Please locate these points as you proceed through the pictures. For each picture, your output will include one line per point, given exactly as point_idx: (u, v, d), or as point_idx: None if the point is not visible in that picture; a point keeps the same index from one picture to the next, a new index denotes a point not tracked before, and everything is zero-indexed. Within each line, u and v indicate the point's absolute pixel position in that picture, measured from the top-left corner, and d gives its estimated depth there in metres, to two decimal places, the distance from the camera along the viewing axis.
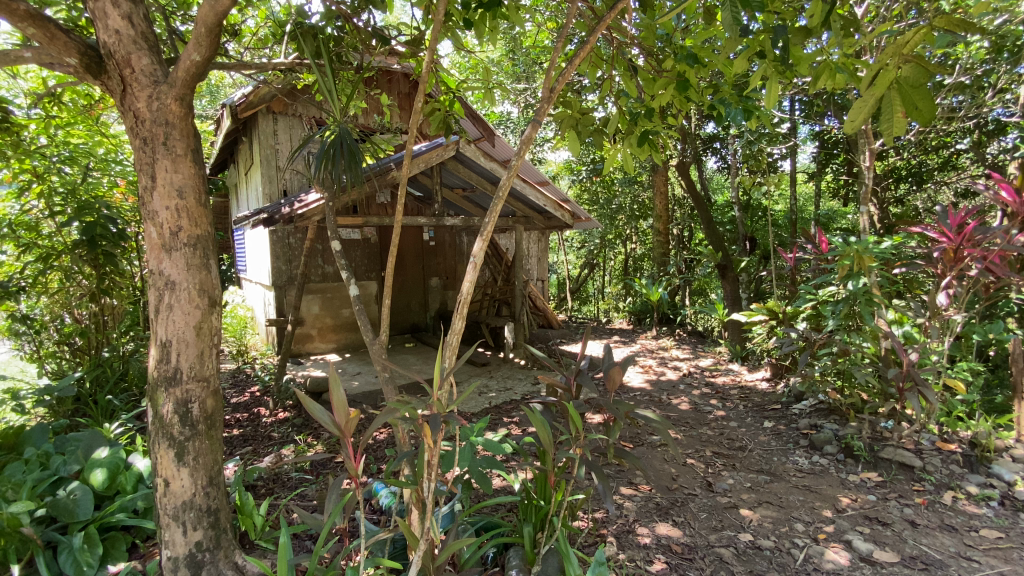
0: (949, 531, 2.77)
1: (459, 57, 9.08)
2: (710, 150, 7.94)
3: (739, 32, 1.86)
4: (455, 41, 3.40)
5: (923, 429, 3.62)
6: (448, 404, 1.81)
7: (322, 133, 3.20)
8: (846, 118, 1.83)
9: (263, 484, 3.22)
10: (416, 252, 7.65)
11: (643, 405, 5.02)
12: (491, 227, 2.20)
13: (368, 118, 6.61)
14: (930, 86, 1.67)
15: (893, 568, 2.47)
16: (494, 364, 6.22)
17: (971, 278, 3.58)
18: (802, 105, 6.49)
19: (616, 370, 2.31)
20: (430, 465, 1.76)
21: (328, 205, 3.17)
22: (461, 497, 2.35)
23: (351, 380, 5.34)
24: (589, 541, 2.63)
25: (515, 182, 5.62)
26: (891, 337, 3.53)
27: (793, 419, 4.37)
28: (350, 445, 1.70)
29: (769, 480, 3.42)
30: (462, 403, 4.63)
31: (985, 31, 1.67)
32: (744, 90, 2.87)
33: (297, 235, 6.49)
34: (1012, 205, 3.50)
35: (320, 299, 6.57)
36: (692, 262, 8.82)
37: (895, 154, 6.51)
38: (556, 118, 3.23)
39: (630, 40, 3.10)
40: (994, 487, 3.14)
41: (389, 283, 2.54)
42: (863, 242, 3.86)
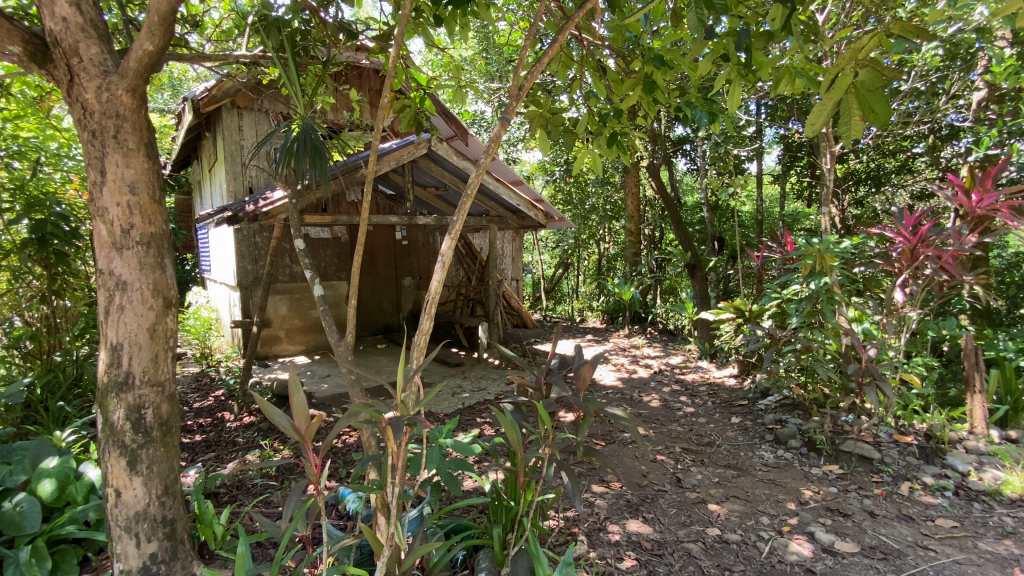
0: (906, 521, 2.87)
1: (431, 55, 8.99)
2: (680, 152, 8.07)
3: (703, 34, 1.89)
4: (426, 37, 3.35)
5: (881, 422, 3.75)
6: (414, 407, 1.76)
7: (286, 127, 3.09)
8: (806, 120, 1.87)
9: (225, 491, 3.11)
10: (388, 251, 7.52)
11: (615, 403, 5.07)
12: (460, 225, 2.15)
13: (337, 115, 6.47)
14: (886, 90, 1.72)
15: (853, 558, 2.55)
16: (468, 364, 6.16)
17: (926, 278, 3.71)
18: (768, 108, 6.65)
19: (586, 369, 2.29)
20: (395, 469, 1.72)
21: (292, 202, 3.06)
22: (431, 499, 2.30)
23: (321, 382, 5.23)
24: (560, 540, 2.63)
25: (487, 181, 5.57)
26: (851, 334, 3.64)
27: (759, 414, 4.47)
28: (313, 451, 1.64)
29: (736, 474, 3.48)
30: (434, 404, 4.57)
31: (936, 39, 1.73)
32: (710, 93, 2.92)
33: (264, 233, 6.30)
34: (965, 206, 3.64)
35: (288, 299, 6.41)
36: (663, 262, 8.99)
37: (855, 157, 6.77)
38: (527, 117, 3.22)
39: (599, 41, 3.11)
40: (948, 477, 3.28)
41: (355, 282, 2.46)
42: (826, 242, 3.97)
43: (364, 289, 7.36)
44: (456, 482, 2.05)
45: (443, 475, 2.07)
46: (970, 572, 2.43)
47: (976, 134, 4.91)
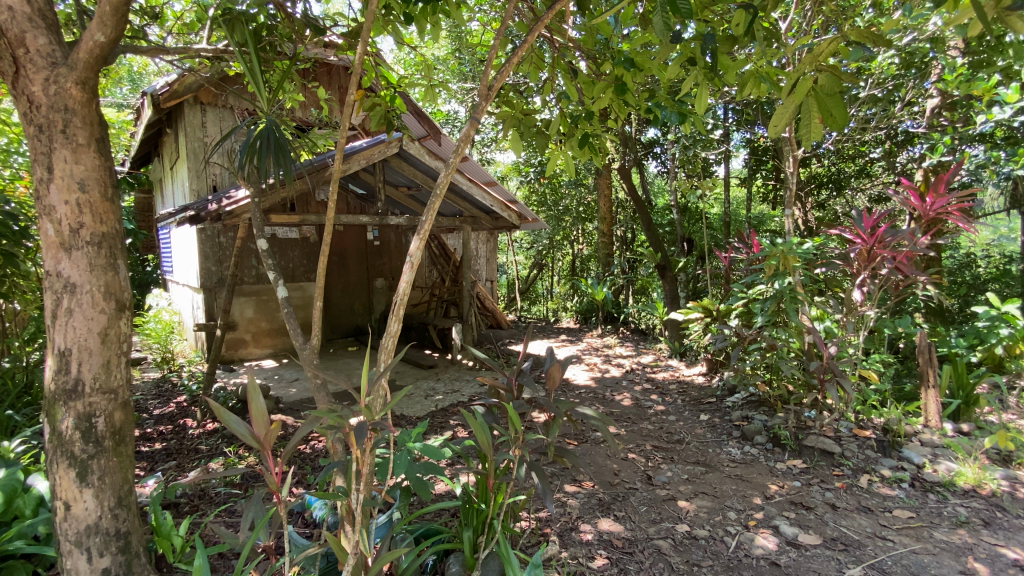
0: (866, 512, 2.98)
1: (402, 54, 8.90)
2: (651, 154, 8.20)
3: (670, 38, 1.91)
4: (396, 35, 3.30)
5: (842, 418, 3.88)
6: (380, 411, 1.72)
7: (249, 124, 2.98)
8: (768, 123, 1.91)
9: (186, 501, 2.99)
10: (359, 252, 7.40)
11: (588, 403, 5.10)
12: (429, 226, 2.12)
13: (306, 113, 6.34)
14: (843, 94, 1.78)
15: (815, 550, 2.63)
16: (442, 365, 6.12)
17: (883, 278, 3.85)
18: (734, 113, 6.81)
19: (556, 370, 2.29)
20: (360, 475, 1.68)
21: (254, 201, 2.97)
22: (400, 504, 2.25)
23: (289, 387, 5.10)
24: (532, 541, 2.63)
25: (460, 181, 5.53)
26: (813, 333, 3.76)
27: (727, 411, 4.57)
28: (273, 459, 1.59)
29: (705, 471, 3.55)
30: (406, 407, 4.51)
31: (890, 46, 1.80)
32: (678, 96, 2.98)
33: (229, 233, 6.11)
34: (918, 209, 3.77)
35: (254, 301, 6.23)
36: (635, 263, 9.14)
37: (817, 161, 6.99)
38: (499, 117, 3.21)
39: (570, 43, 3.13)
40: (904, 469, 3.41)
41: (320, 284, 2.39)
42: (789, 243, 4.10)
43: (335, 290, 7.22)
44: (425, 486, 2.05)
45: (411, 480, 2.06)
46: (926, 561, 2.53)
47: (930, 140, 5.14)
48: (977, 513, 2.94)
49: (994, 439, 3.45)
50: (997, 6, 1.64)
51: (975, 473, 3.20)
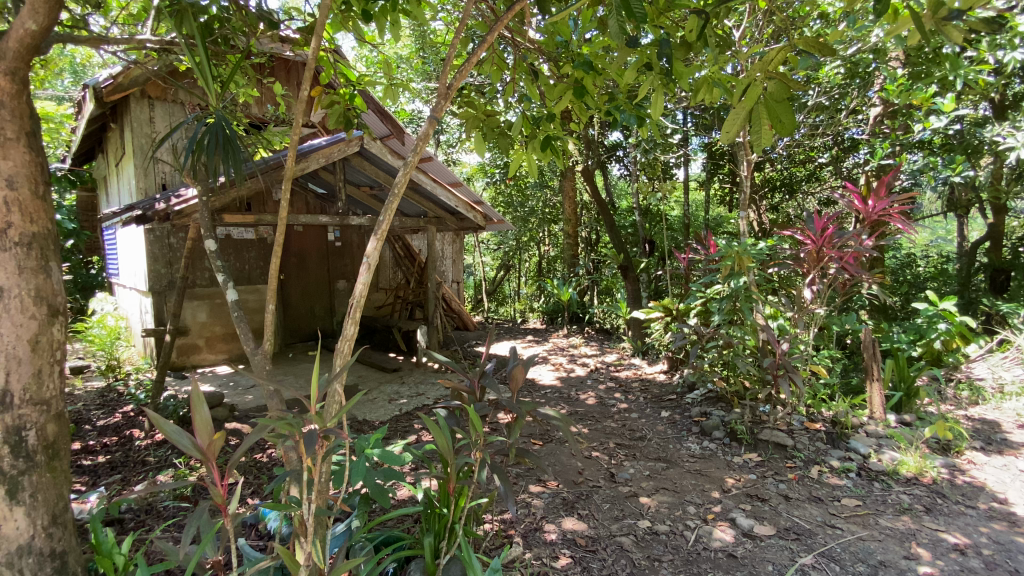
0: (816, 502, 3.10)
1: (365, 51, 8.74)
2: (614, 157, 8.33)
3: (626, 41, 1.96)
4: (355, 32, 3.23)
5: (793, 411, 4.03)
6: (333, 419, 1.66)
7: (196, 120, 2.84)
8: (721, 129, 1.96)
9: (131, 517, 2.83)
10: (320, 253, 7.22)
11: (553, 402, 5.13)
12: (386, 226, 2.08)
13: (262, 109, 6.14)
14: (791, 101, 1.85)
15: (770, 540, 2.72)
16: (406, 369, 5.97)
17: (831, 277, 4.02)
18: (693, 117, 6.99)
19: (518, 370, 2.28)
20: (313, 485, 1.63)
21: (202, 199, 2.83)
22: (359, 512, 2.19)
23: (245, 393, 4.92)
24: (496, 543, 2.61)
25: (424, 181, 5.46)
26: (767, 330, 3.90)
27: (686, 408, 4.69)
28: (219, 470, 1.52)
29: (666, 467, 3.62)
30: (369, 412, 4.42)
31: (835, 56, 1.88)
32: (637, 100, 3.05)
33: (179, 234, 5.84)
34: (862, 212, 3.94)
35: (207, 305, 5.99)
36: (599, 264, 9.28)
37: (771, 166, 7.28)
38: (461, 117, 3.19)
39: (531, 45, 3.15)
40: (852, 459, 3.57)
41: (272, 287, 2.30)
42: (743, 244, 4.24)
43: (293, 293, 7.01)
44: (384, 493, 2.00)
45: (370, 488, 2.00)
46: (872, 547, 2.65)
47: (873, 145, 5.42)
48: (919, 500, 3.11)
49: (933, 429, 3.67)
50: (933, 16, 1.75)
51: (916, 461, 3.39)
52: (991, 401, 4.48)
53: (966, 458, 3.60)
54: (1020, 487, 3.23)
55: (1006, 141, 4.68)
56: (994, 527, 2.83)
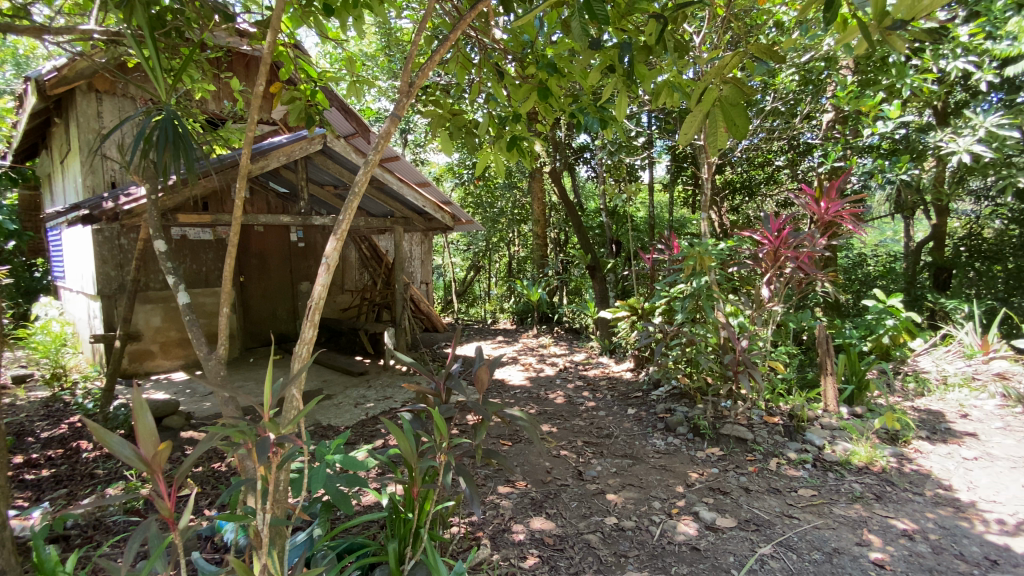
0: (775, 493, 3.21)
1: (328, 48, 8.55)
2: (581, 159, 8.41)
3: (587, 44, 1.98)
4: (316, 27, 3.14)
5: (753, 406, 4.15)
6: (286, 426, 1.61)
7: (143, 114, 2.70)
8: (680, 132, 2.00)
9: (78, 533, 2.68)
10: (282, 254, 7.03)
11: (522, 402, 5.15)
12: (346, 226, 2.03)
13: (219, 105, 5.93)
14: (745, 106, 1.90)
15: (731, 532, 2.80)
16: (373, 372, 5.86)
17: (787, 276, 4.17)
18: (658, 121, 7.13)
19: (484, 371, 2.26)
20: (267, 495, 1.58)
21: (151, 198, 2.71)
22: (320, 520, 2.14)
23: (203, 401, 4.73)
24: (463, 546, 2.59)
25: (390, 180, 5.36)
26: (727, 327, 4.03)
27: (652, 404, 4.78)
28: (164, 482, 1.46)
29: (632, 463, 3.68)
30: (335, 417, 4.32)
31: (784, 63, 1.96)
32: (601, 101, 3.10)
33: (130, 235, 5.58)
34: (816, 213, 4.08)
35: (162, 309, 5.74)
36: (568, 264, 9.36)
37: (731, 169, 7.51)
38: (426, 116, 3.15)
39: (496, 45, 3.14)
40: (808, 451, 3.70)
41: (225, 290, 2.22)
42: (704, 245, 4.35)
43: (254, 295, 6.80)
44: (347, 499, 1.95)
45: (332, 495, 1.96)
46: (827, 535, 2.76)
47: (825, 149, 5.67)
48: (870, 488, 3.25)
49: (882, 420, 3.85)
50: (879, 25, 1.77)
51: (867, 452, 3.55)
52: (936, 393, 4.74)
53: (913, 447, 3.79)
54: (962, 474, 3.41)
55: (948, 146, 4.96)
56: (939, 512, 2.98)
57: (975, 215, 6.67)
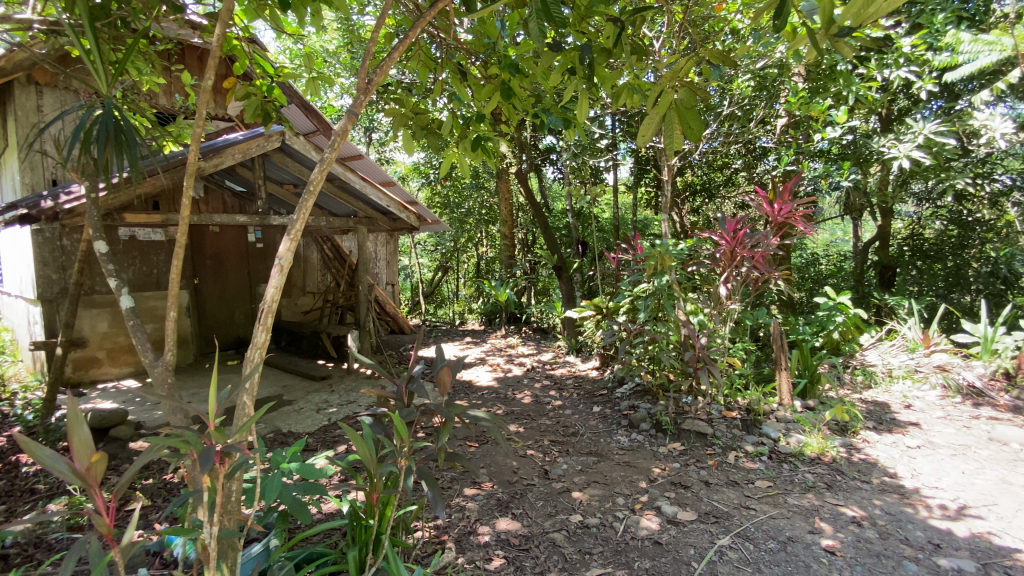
0: (733, 486, 3.31)
1: (288, 43, 8.31)
2: (547, 160, 8.46)
3: (546, 45, 2.00)
4: (271, 21, 3.04)
5: (713, 401, 4.28)
6: (233, 435, 1.56)
7: (82, 108, 2.56)
8: (638, 134, 2.04)
9: (14, 553, 2.51)
10: (239, 255, 6.79)
11: (489, 403, 5.14)
12: (300, 226, 1.98)
13: (171, 100, 5.68)
14: (698, 108, 1.96)
15: (692, 525, 2.87)
16: (336, 376, 5.74)
17: (743, 275, 4.30)
18: (621, 124, 7.26)
19: (446, 373, 2.23)
20: (212, 507, 1.52)
21: (91, 196, 2.56)
22: (277, 530, 2.06)
23: (154, 409, 4.52)
24: (427, 550, 2.57)
25: (352, 179, 5.25)
26: (687, 325, 4.14)
27: (616, 402, 4.85)
28: (101, 496, 1.39)
29: (597, 460, 3.72)
30: (296, 424, 4.20)
31: (736, 68, 2.02)
32: (564, 102, 3.13)
33: (74, 235, 5.29)
34: (769, 214, 4.23)
35: (109, 313, 5.45)
36: (535, 265, 9.40)
37: (691, 171, 7.71)
38: (387, 114, 3.08)
39: (458, 44, 3.11)
40: (764, 444, 3.83)
41: (172, 293, 2.12)
42: (665, 245, 4.45)
43: (210, 299, 6.55)
44: (303, 509, 1.88)
45: (288, 504, 1.88)
46: (781, 525, 2.86)
47: (779, 153, 5.89)
48: (821, 477, 3.40)
49: (833, 412, 4.03)
50: (825, 32, 1.82)
51: (819, 443, 3.71)
52: (882, 385, 5.01)
53: (861, 437, 3.98)
54: (906, 461, 3.61)
55: (890, 151, 5.23)
56: (885, 499, 3.14)
57: (917, 217, 7.03)
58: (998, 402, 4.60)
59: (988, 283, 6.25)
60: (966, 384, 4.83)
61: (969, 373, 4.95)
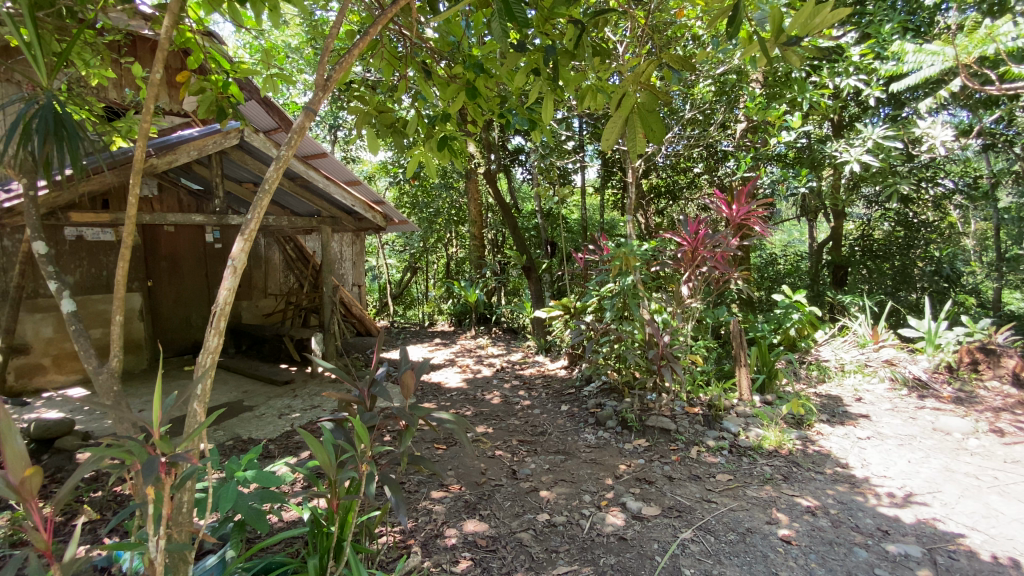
0: (695, 480, 3.40)
1: (247, 37, 8.05)
2: (517, 161, 8.49)
3: (508, 46, 2.00)
4: (226, 13, 2.93)
5: (676, 398, 4.38)
6: (181, 444, 1.50)
7: (19, 100, 2.41)
8: (602, 137, 2.06)
9: None
10: (196, 256, 6.55)
11: (457, 404, 5.11)
12: (255, 225, 1.92)
13: (121, 94, 5.43)
14: (660, 112, 2.00)
15: (655, 520, 2.93)
16: (299, 381, 5.58)
17: (704, 275, 4.43)
18: (588, 126, 7.37)
19: (409, 376, 2.19)
20: (160, 519, 1.46)
21: (28, 192, 2.42)
22: (233, 541, 1.99)
23: (104, 418, 4.31)
24: (392, 555, 2.53)
25: (316, 178, 5.13)
26: (651, 324, 4.23)
27: (584, 400, 4.90)
28: (36, 511, 1.31)
29: (564, 459, 3.76)
30: (257, 430, 4.08)
31: (694, 72, 2.07)
32: (529, 104, 3.15)
33: (14, 235, 4.99)
34: (728, 215, 4.36)
35: (54, 318, 5.17)
36: (505, 265, 9.41)
37: (656, 173, 7.87)
38: (350, 112, 3.01)
39: (423, 42, 3.07)
40: (724, 438, 3.94)
41: (117, 296, 2.03)
42: (630, 246, 4.53)
43: (165, 301, 6.30)
44: (261, 518, 1.83)
45: (244, 514, 1.83)
46: (741, 516, 2.96)
47: (738, 156, 6.08)
48: (778, 469, 3.52)
49: (789, 406, 4.19)
50: (777, 40, 1.89)
51: (776, 436, 3.84)
52: (835, 379, 5.25)
53: (816, 429, 4.15)
54: (857, 452, 3.78)
55: (843, 156, 5.46)
56: (838, 488, 3.28)
57: (867, 218, 7.31)
58: (942, 394, 4.88)
59: (933, 281, 6.76)
60: (912, 376, 5.12)
61: (914, 367, 5.24)
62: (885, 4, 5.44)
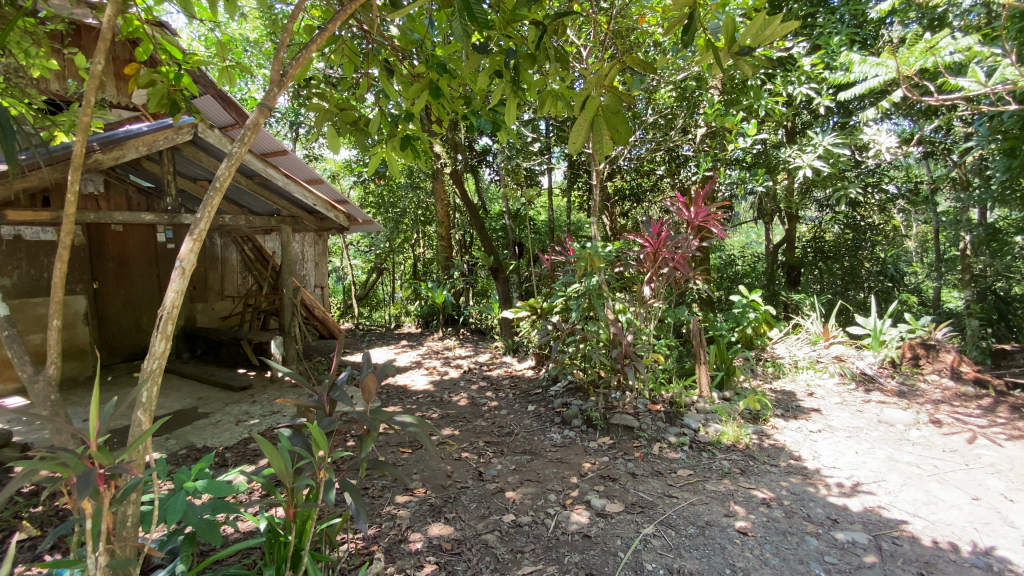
0: (657, 476, 3.47)
1: (201, 28, 7.71)
2: (484, 162, 8.47)
3: (471, 46, 1.98)
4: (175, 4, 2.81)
5: (639, 396, 4.46)
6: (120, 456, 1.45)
7: None
8: (567, 139, 2.07)
9: None
10: (147, 256, 6.26)
11: (424, 407, 5.06)
12: (204, 226, 1.85)
13: (63, 85, 5.12)
14: (624, 113, 2.02)
15: (619, 516, 2.98)
16: (258, 386, 5.41)
17: (666, 276, 4.53)
18: (554, 129, 7.43)
19: (369, 379, 2.15)
20: (102, 535, 1.41)
21: None
22: (183, 554, 1.91)
23: (43, 429, 4.05)
24: (355, 561, 2.48)
25: (275, 176, 4.98)
26: (614, 324, 4.30)
27: (550, 400, 4.94)
28: None
29: (530, 459, 3.78)
30: (212, 438, 3.94)
31: (654, 74, 2.12)
32: (493, 106, 3.17)
33: None
34: (688, 217, 4.47)
35: None
36: (473, 266, 9.37)
37: (621, 176, 8.00)
38: (310, 109, 2.92)
39: (384, 40, 3.01)
40: (685, 434, 4.05)
41: (54, 299, 1.92)
42: (594, 248, 4.58)
43: (113, 303, 5.99)
44: (214, 531, 1.74)
45: (196, 527, 1.75)
46: (700, 510, 3.04)
47: (698, 160, 6.25)
48: (736, 463, 3.64)
49: (746, 402, 4.35)
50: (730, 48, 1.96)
51: (734, 431, 3.97)
52: (789, 375, 5.50)
53: (770, 424, 4.32)
54: (809, 445, 3.95)
55: (796, 161, 5.69)
56: (791, 480, 3.42)
57: (819, 221, 7.62)
58: (886, 388, 5.16)
59: (878, 281, 7.22)
60: (860, 371, 5.40)
61: (861, 362, 5.51)
62: (833, 17, 5.69)
